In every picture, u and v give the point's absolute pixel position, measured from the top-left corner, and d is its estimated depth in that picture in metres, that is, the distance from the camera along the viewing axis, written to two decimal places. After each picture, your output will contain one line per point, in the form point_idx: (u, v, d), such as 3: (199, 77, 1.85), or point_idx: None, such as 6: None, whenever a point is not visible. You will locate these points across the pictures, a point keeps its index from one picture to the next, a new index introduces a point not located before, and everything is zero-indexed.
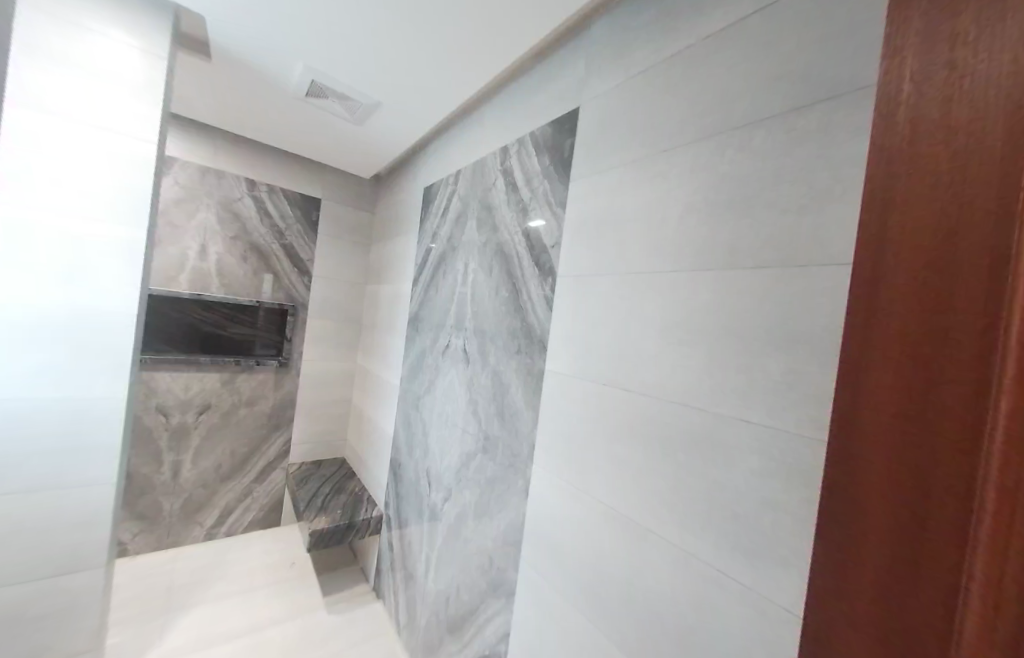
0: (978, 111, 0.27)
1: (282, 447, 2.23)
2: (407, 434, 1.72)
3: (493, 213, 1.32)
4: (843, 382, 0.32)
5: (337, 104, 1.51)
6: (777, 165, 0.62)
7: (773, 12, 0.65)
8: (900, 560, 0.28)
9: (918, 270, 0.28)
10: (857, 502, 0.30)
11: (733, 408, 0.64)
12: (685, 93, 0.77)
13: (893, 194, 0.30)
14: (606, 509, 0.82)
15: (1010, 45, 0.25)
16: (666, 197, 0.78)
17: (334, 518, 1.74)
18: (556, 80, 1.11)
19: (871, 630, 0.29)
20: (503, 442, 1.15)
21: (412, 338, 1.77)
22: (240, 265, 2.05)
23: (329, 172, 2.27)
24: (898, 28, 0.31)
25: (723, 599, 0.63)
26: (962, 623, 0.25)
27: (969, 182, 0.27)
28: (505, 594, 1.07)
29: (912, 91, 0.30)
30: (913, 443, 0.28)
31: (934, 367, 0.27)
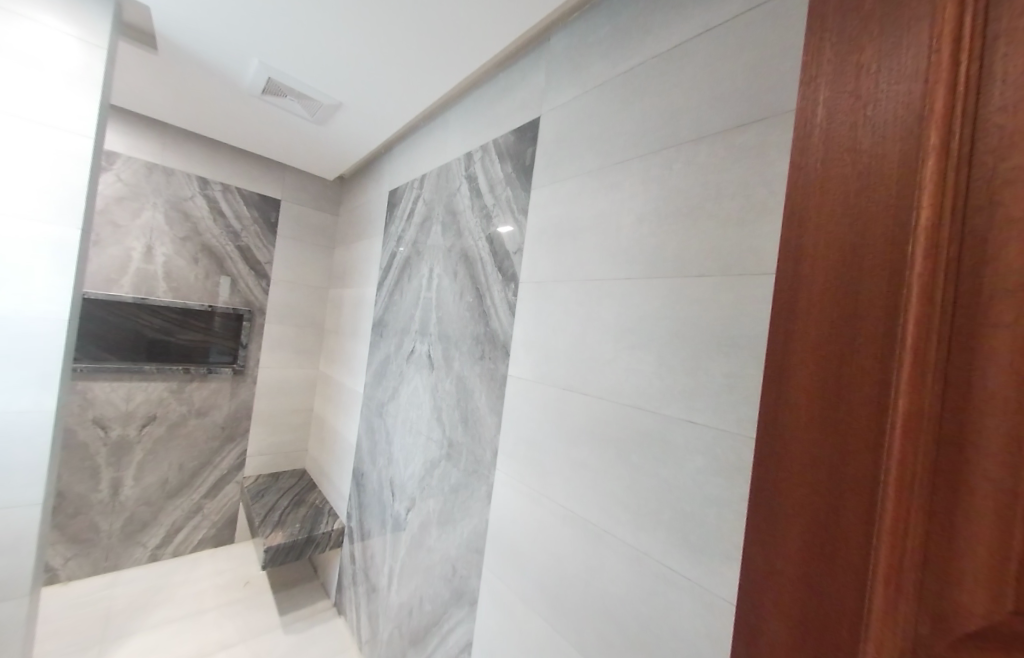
0: (879, 135, 0.29)
1: (237, 459, 2.12)
2: (370, 442, 1.67)
3: (457, 218, 1.32)
4: (768, 385, 0.34)
5: (296, 102, 1.46)
6: (718, 179, 0.66)
7: (713, 36, 0.69)
8: (818, 550, 0.30)
9: (830, 282, 0.31)
10: (780, 498, 0.32)
11: (681, 409, 0.67)
12: (637, 107, 0.80)
13: (808, 210, 0.33)
14: (565, 512, 0.83)
15: (907, 80, 0.28)
16: (621, 206, 0.81)
17: (291, 533, 1.66)
18: (518, 89, 1.13)
19: (795, 619, 0.31)
20: (467, 448, 1.14)
21: (376, 344, 1.73)
22: (190, 267, 1.93)
23: (289, 172, 2.19)
24: (813, 57, 0.34)
25: (673, 596, 0.65)
26: (870, 605, 0.27)
27: (872, 200, 0.29)
28: (468, 603, 1.06)
29: (824, 116, 0.33)
30: (828, 440, 0.30)
31: (843, 369, 0.30)
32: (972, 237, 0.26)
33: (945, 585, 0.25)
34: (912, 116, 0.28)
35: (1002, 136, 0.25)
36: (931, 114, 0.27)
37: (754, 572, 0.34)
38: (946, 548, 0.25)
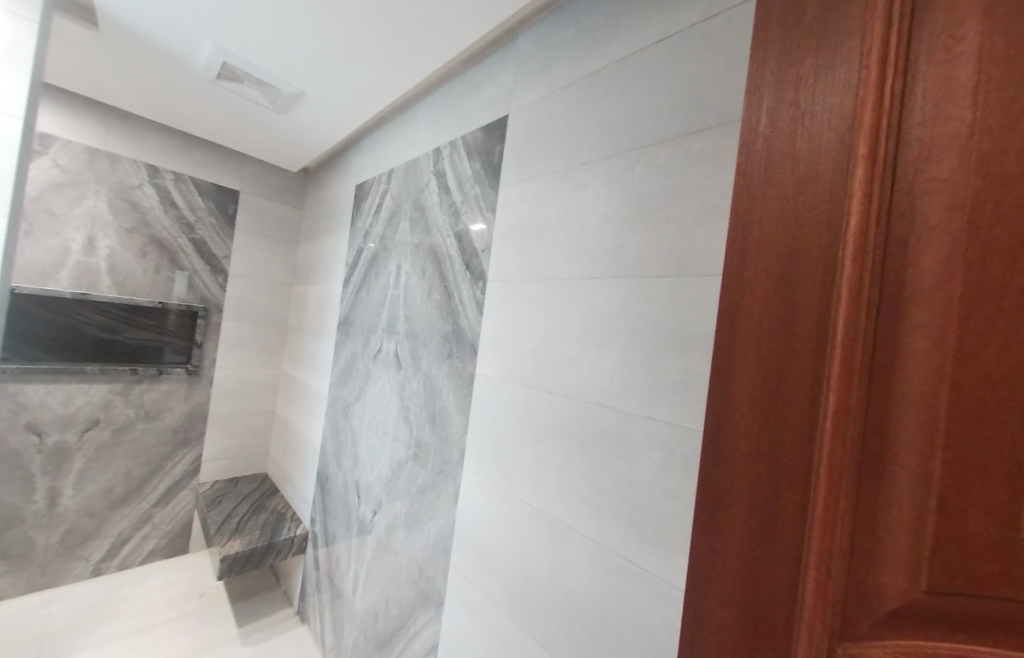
0: (815, 144, 0.31)
1: (191, 465, 2.00)
2: (335, 444, 1.62)
3: (425, 215, 1.30)
4: (714, 383, 0.35)
5: (254, 89, 1.40)
6: (676, 183, 0.68)
7: (672, 43, 0.71)
8: (757, 541, 0.31)
9: (770, 285, 0.32)
10: (724, 493, 0.33)
11: (640, 405, 0.69)
12: (602, 109, 0.81)
13: (752, 213, 0.34)
14: (530, 509, 0.84)
15: (842, 91, 0.30)
16: (586, 206, 0.82)
17: (250, 540, 1.59)
18: (486, 86, 1.12)
19: (735, 609, 0.32)
20: (434, 448, 1.13)
21: (342, 342, 1.68)
22: (138, 261, 1.81)
23: (249, 162, 2.09)
24: (757, 66, 0.35)
25: (632, 588, 0.66)
26: (803, 592, 0.28)
27: (810, 205, 0.31)
28: (434, 604, 1.05)
29: (767, 123, 0.34)
30: (768, 436, 0.31)
31: (783, 367, 0.31)
32: (895, 244, 0.28)
33: (869, 570, 0.27)
34: (844, 126, 0.30)
35: (920, 149, 0.28)
36: (860, 125, 0.29)
37: (697, 570, 0.35)
38: (871, 534, 0.27)
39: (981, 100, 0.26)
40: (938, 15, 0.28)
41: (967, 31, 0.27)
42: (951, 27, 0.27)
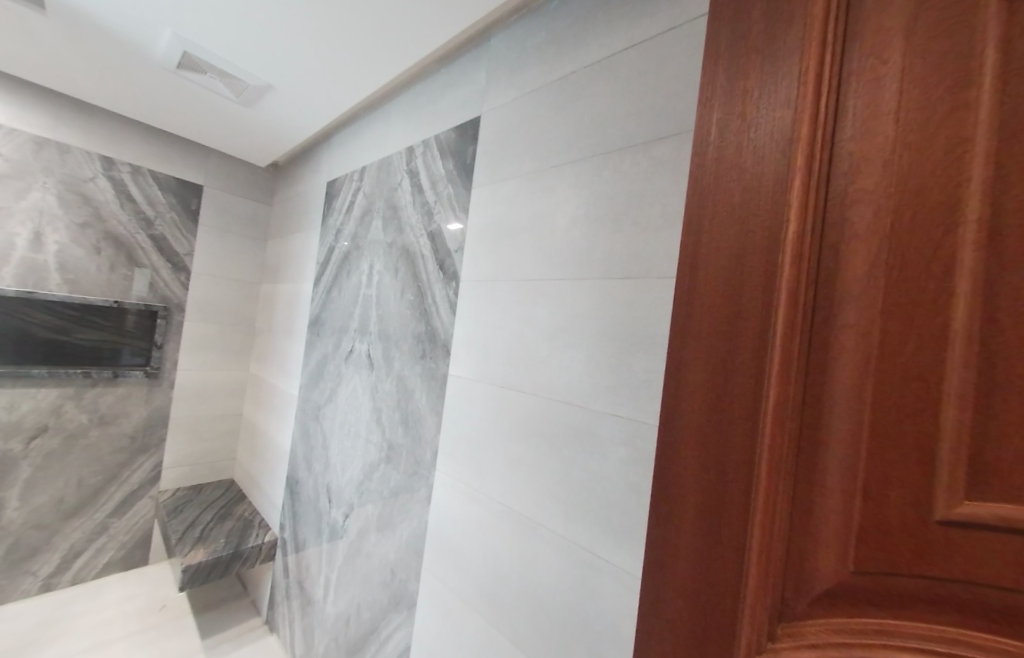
0: (759, 155, 0.33)
1: (151, 472, 1.91)
2: (305, 447, 1.58)
3: (398, 214, 1.28)
4: (669, 380, 0.37)
5: (218, 81, 1.35)
6: (640, 187, 0.70)
7: (637, 52, 0.74)
8: (706, 530, 0.33)
9: (719, 286, 0.34)
10: (677, 484, 0.35)
11: (608, 403, 0.70)
12: (571, 113, 0.83)
13: (703, 218, 0.35)
14: (502, 508, 0.84)
15: (783, 105, 0.32)
16: (555, 208, 0.83)
17: (214, 549, 1.53)
18: (459, 86, 1.12)
19: (686, 594, 0.33)
20: (407, 450, 1.12)
21: (313, 343, 1.64)
22: (91, 257, 1.72)
23: (214, 155, 2.01)
24: (708, 80, 0.37)
25: (599, 582, 0.68)
26: (747, 576, 0.30)
27: (754, 211, 0.32)
28: (406, 607, 1.04)
29: (716, 134, 0.36)
30: (716, 430, 0.33)
31: (730, 364, 0.33)
32: (829, 251, 0.30)
33: (805, 552, 0.29)
34: (785, 139, 0.31)
35: (851, 161, 0.30)
36: (799, 138, 0.31)
37: (652, 562, 0.36)
38: (807, 519, 0.29)
39: (904, 117, 0.28)
40: (866, 38, 0.30)
41: (891, 54, 0.29)
42: (877, 49, 0.29)
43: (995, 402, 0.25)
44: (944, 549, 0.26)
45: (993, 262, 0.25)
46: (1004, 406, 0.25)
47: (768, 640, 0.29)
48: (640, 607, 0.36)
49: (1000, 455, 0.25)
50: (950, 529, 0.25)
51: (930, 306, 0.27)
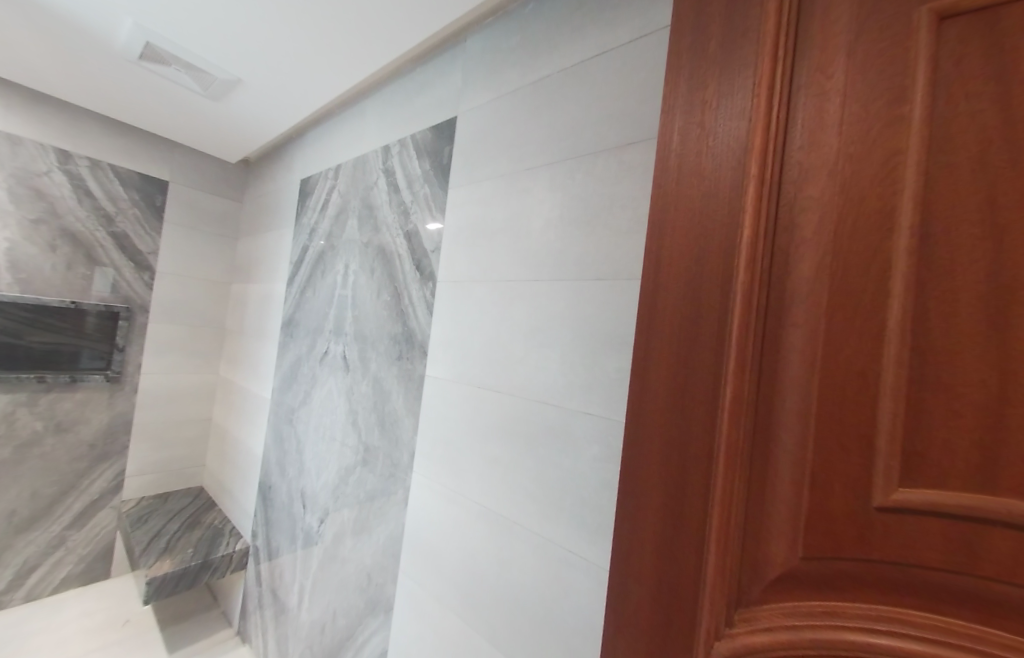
0: (717, 162, 0.34)
1: (112, 481, 1.82)
2: (278, 452, 1.54)
3: (374, 213, 1.27)
4: (635, 379, 0.38)
5: (183, 73, 1.30)
6: (612, 191, 0.72)
7: (608, 58, 0.75)
8: (669, 523, 0.34)
9: (681, 287, 0.35)
10: (642, 480, 0.36)
11: (582, 402, 0.71)
12: (546, 116, 0.84)
13: (666, 221, 0.37)
14: (479, 509, 0.85)
15: (740, 114, 0.33)
16: (531, 210, 0.84)
17: (181, 559, 1.48)
18: (435, 86, 1.12)
19: (651, 586, 0.35)
20: (383, 452, 1.11)
21: (286, 345, 1.60)
22: (45, 255, 1.63)
23: (181, 150, 1.93)
24: (670, 89, 0.39)
25: (573, 578, 0.69)
26: (706, 565, 0.31)
27: (713, 215, 0.34)
28: (383, 611, 1.03)
29: (678, 141, 0.37)
30: (679, 425, 0.34)
31: (691, 362, 0.34)
32: (780, 254, 0.32)
33: (759, 540, 0.31)
34: (740, 147, 0.33)
35: (799, 170, 0.31)
36: (753, 146, 0.32)
37: (619, 556, 0.37)
38: (760, 508, 0.31)
39: (846, 129, 0.30)
40: (814, 53, 0.32)
41: (836, 69, 0.31)
42: (823, 65, 0.31)
43: (925, 396, 0.27)
44: (882, 533, 0.28)
45: (924, 265, 0.27)
46: (935, 398, 0.26)
47: (726, 626, 0.31)
48: (607, 601, 0.37)
49: (931, 445, 0.26)
50: (887, 513, 0.27)
51: (868, 307, 0.29)
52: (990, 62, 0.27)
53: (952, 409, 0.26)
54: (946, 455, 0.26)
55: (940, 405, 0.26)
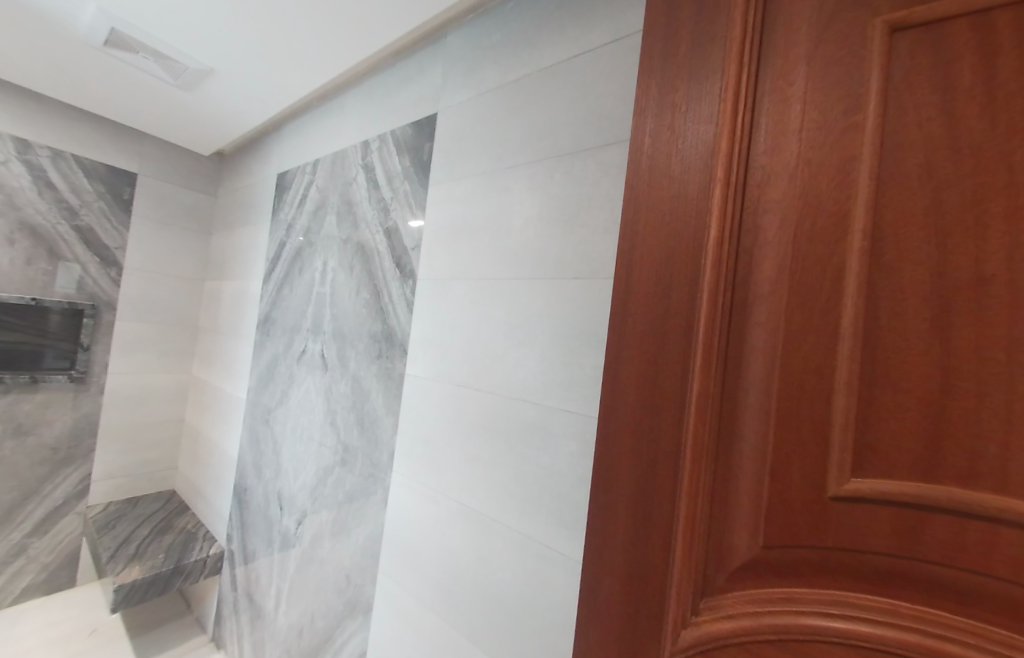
0: (686, 165, 0.35)
1: (77, 486, 1.74)
2: (254, 453, 1.51)
3: (353, 210, 1.25)
4: (608, 377, 0.38)
5: (151, 61, 1.25)
6: (590, 192, 0.73)
7: (586, 59, 0.76)
8: (639, 517, 0.35)
9: (652, 287, 0.36)
10: (613, 475, 0.37)
11: (560, 399, 0.72)
12: (526, 115, 0.84)
13: (637, 223, 0.38)
14: (459, 507, 0.85)
15: (708, 118, 0.34)
16: (511, 208, 0.84)
17: (152, 565, 1.43)
18: (415, 82, 1.10)
19: (622, 579, 0.35)
20: (363, 452, 1.10)
21: (262, 344, 1.56)
22: (3, 249, 1.55)
23: (150, 142, 1.86)
24: (642, 92, 0.39)
25: (551, 573, 0.70)
26: (674, 557, 0.32)
27: (682, 217, 0.35)
28: (362, 612, 1.02)
29: (650, 143, 0.38)
30: (649, 422, 0.35)
31: (660, 360, 0.35)
32: (744, 255, 0.33)
33: (724, 532, 0.32)
34: (708, 151, 0.34)
35: (763, 173, 0.32)
36: (720, 150, 0.33)
37: (592, 550, 0.38)
38: (724, 500, 0.32)
39: (806, 135, 0.31)
40: (776, 61, 0.33)
41: (796, 77, 0.32)
42: (785, 73, 0.32)
43: (875, 391, 0.28)
44: (836, 521, 0.29)
45: (876, 267, 0.29)
46: (883, 393, 0.28)
47: (691, 615, 0.32)
48: (580, 594, 0.38)
49: (880, 438, 0.28)
50: (840, 503, 0.29)
51: (824, 306, 0.30)
52: (938, 72, 0.28)
53: (899, 402, 0.27)
54: (893, 447, 0.27)
55: (888, 399, 0.28)
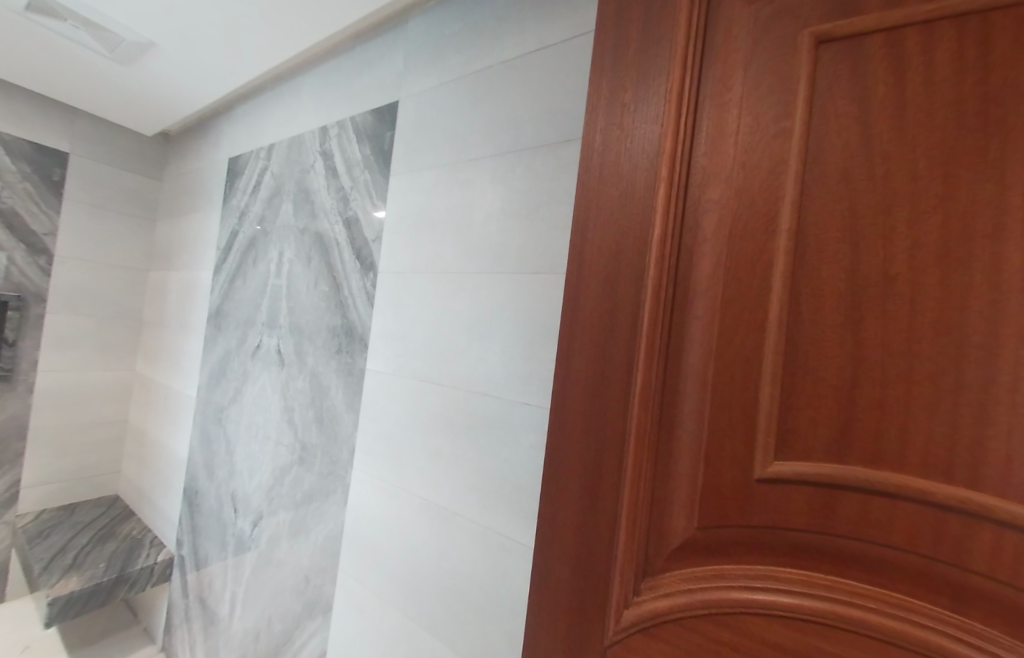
0: (633, 164, 0.36)
1: (4, 493, 1.60)
2: (205, 453, 1.43)
3: (311, 198, 1.20)
4: (560, 369, 0.40)
5: (83, 31, 1.14)
6: (550, 187, 0.74)
7: (547, 54, 0.76)
8: (587, 504, 0.36)
9: (601, 283, 0.37)
10: (564, 465, 0.38)
11: (520, 393, 0.73)
12: (488, 107, 0.83)
13: (588, 220, 0.39)
14: (420, 502, 0.84)
15: (653, 118, 0.36)
16: (472, 202, 0.83)
17: (92, 575, 1.34)
18: (376, 68, 1.07)
19: (570, 564, 0.37)
20: (322, 449, 1.07)
21: (213, 338, 1.48)
22: None
23: (84, 118, 1.71)
24: (595, 91, 0.40)
25: (509, 563, 0.71)
26: (618, 540, 0.34)
27: (629, 216, 0.36)
28: (321, 613, 1.00)
29: (600, 142, 0.39)
30: (597, 413, 0.36)
31: (608, 353, 0.36)
32: (685, 253, 0.34)
33: (663, 515, 0.34)
34: (654, 151, 0.35)
35: (703, 174, 0.34)
36: (664, 151, 0.35)
37: (543, 537, 0.39)
38: (664, 485, 0.34)
39: (741, 139, 0.33)
40: (717, 66, 0.34)
41: (734, 83, 0.34)
42: (724, 77, 0.34)
43: (795, 381, 0.30)
44: (760, 501, 0.31)
45: (798, 266, 0.31)
46: (802, 383, 0.30)
47: (633, 595, 0.34)
48: (532, 579, 0.39)
49: (800, 424, 0.30)
50: (767, 486, 0.31)
51: (754, 300, 0.32)
52: (857, 84, 0.30)
53: (816, 392, 0.30)
54: (810, 431, 0.30)
55: (807, 389, 0.30)
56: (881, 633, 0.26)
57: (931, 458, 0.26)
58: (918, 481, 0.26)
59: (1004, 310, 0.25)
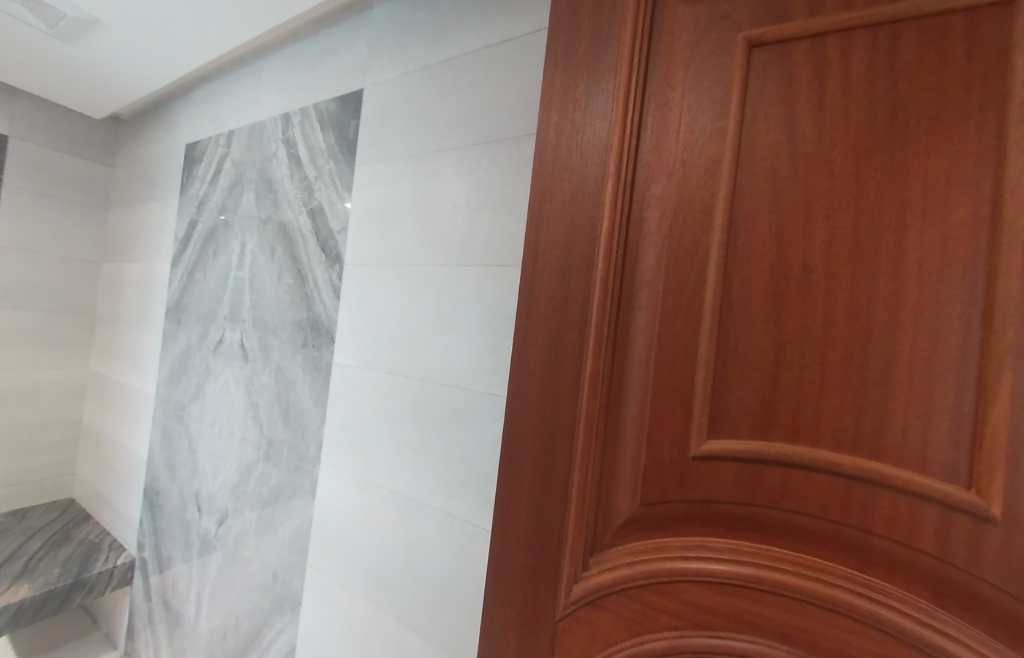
0: (584, 159, 0.38)
1: None
2: (166, 452, 1.38)
3: (274, 188, 1.17)
4: (516, 358, 0.41)
5: (19, 5, 1.06)
6: (514, 181, 0.74)
7: (511, 47, 0.77)
8: (540, 486, 0.38)
9: (554, 274, 0.39)
10: (519, 450, 0.40)
11: (486, 384, 0.74)
12: (453, 99, 0.83)
13: (541, 213, 0.40)
14: (389, 494, 0.84)
15: (603, 116, 0.37)
16: (438, 194, 0.83)
17: (45, 582, 1.29)
18: (339, 54, 1.04)
19: (525, 543, 0.39)
20: (289, 445, 1.05)
21: (172, 333, 1.42)
22: None
23: (23, 98, 1.58)
24: (549, 87, 0.41)
25: (477, 549, 0.73)
26: (568, 519, 0.36)
27: (580, 209, 0.37)
28: (290, 608, 0.99)
29: (554, 137, 0.40)
30: (550, 399, 0.38)
31: (560, 342, 0.38)
32: (630, 246, 0.36)
33: (610, 494, 0.36)
34: (603, 147, 0.36)
35: (647, 171, 0.36)
36: (612, 148, 0.36)
37: (500, 521, 0.40)
38: (611, 466, 0.36)
39: (682, 136, 0.35)
40: (661, 66, 0.36)
41: (676, 82, 0.35)
42: (667, 77, 0.35)
43: (728, 365, 0.32)
44: (697, 478, 0.33)
45: (731, 258, 0.33)
46: (733, 368, 0.32)
47: (582, 570, 0.36)
48: (490, 561, 0.41)
49: (732, 406, 0.32)
50: (702, 465, 0.33)
51: (693, 291, 0.34)
52: (784, 87, 0.32)
53: (745, 376, 0.32)
54: (740, 412, 0.32)
55: (737, 373, 0.32)
56: (797, 591, 0.29)
57: (841, 434, 0.29)
58: (829, 454, 0.29)
59: (902, 299, 0.27)
